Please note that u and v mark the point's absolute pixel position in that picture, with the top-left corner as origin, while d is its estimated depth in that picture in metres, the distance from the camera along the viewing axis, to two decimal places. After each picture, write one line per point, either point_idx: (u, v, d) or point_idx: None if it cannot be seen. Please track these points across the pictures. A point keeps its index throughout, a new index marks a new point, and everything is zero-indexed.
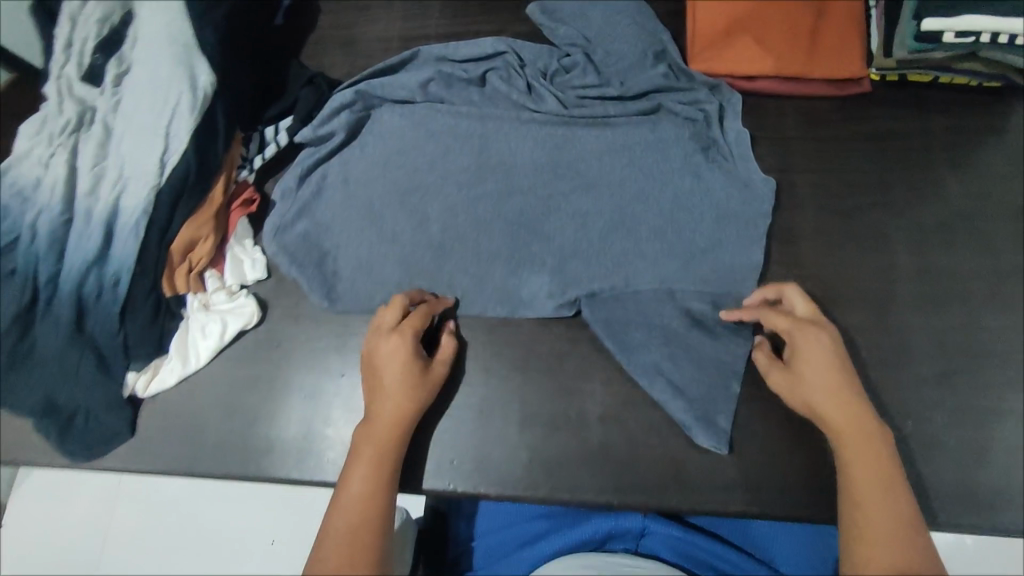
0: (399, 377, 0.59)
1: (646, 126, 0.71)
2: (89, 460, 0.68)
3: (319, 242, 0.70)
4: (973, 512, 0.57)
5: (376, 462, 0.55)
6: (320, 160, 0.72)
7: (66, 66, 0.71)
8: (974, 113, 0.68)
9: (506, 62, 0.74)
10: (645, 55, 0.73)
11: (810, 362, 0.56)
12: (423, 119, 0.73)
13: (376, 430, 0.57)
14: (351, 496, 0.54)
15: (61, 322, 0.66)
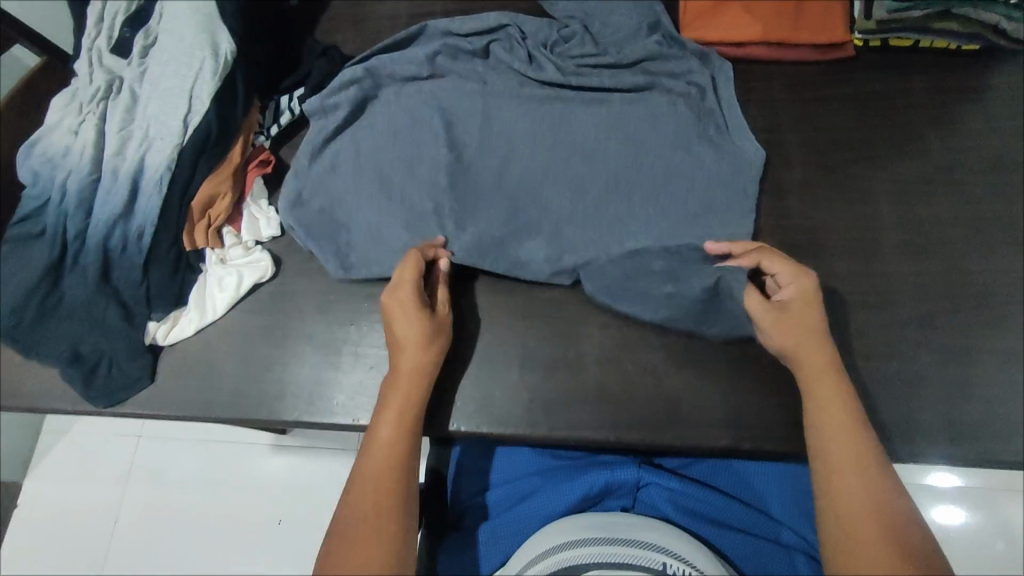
0: (413, 329, 0.61)
1: (643, 89, 0.73)
2: (110, 408, 0.71)
3: (334, 214, 0.73)
4: (956, 441, 0.59)
5: (399, 408, 0.59)
6: (331, 134, 0.74)
7: (97, 40, 0.77)
8: (952, 74, 0.72)
9: (508, 34, 0.77)
10: (640, 26, 0.76)
11: (813, 300, 0.58)
12: (430, 93, 0.75)
13: (397, 378, 0.60)
14: (377, 440, 0.57)
15: (89, 273, 0.70)
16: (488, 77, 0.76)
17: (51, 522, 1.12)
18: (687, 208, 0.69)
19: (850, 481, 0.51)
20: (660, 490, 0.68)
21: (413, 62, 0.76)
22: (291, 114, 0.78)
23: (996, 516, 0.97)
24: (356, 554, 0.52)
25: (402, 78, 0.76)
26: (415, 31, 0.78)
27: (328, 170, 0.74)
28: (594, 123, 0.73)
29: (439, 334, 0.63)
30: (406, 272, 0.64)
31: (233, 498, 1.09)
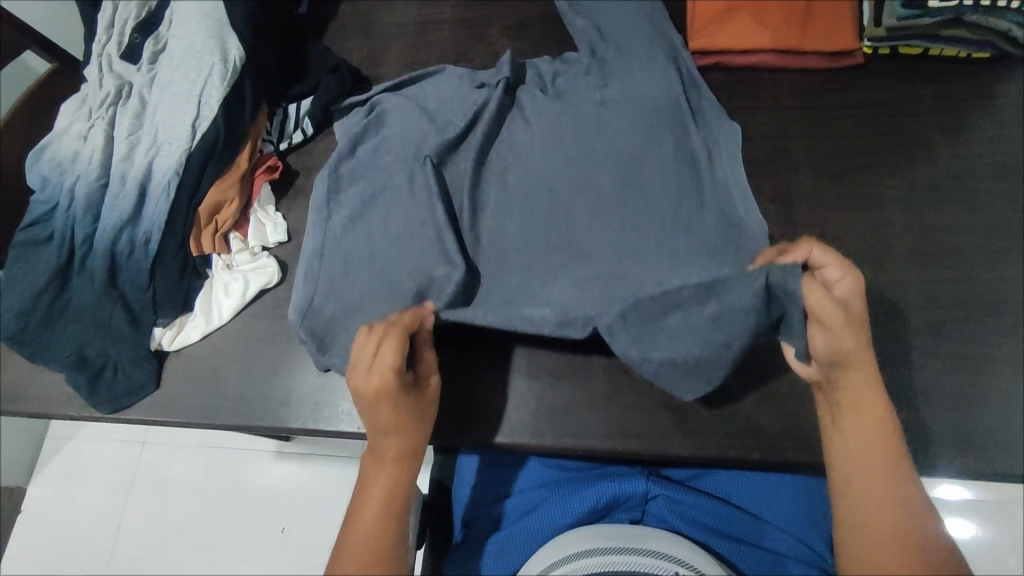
0: (392, 413, 0.57)
1: (646, 121, 0.70)
2: (114, 414, 0.71)
3: (337, 309, 0.68)
4: (971, 454, 0.58)
5: (386, 489, 0.58)
6: (326, 229, 0.72)
7: (108, 45, 0.78)
8: (963, 82, 0.71)
9: (507, 83, 0.75)
10: (652, 57, 0.74)
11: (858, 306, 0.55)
12: (414, 165, 0.72)
13: (382, 459, 0.59)
14: (365, 522, 0.57)
15: (95, 276, 0.70)
16: (492, 124, 0.73)
17: (53, 529, 1.11)
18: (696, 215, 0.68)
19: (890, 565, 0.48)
20: (668, 502, 0.67)
21: (415, 107, 0.76)
22: (302, 132, 0.79)
23: (1010, 532, 0.96)
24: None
25: (403, 122, 0.75)
26: (433, 74, 0.78)
27: (323, 229, 0.72)
28: (602, 166, 0.69)
29: (421, 414, 0.59)
30: (384, 354, 0.57)
31: (236, 506, 1.09)
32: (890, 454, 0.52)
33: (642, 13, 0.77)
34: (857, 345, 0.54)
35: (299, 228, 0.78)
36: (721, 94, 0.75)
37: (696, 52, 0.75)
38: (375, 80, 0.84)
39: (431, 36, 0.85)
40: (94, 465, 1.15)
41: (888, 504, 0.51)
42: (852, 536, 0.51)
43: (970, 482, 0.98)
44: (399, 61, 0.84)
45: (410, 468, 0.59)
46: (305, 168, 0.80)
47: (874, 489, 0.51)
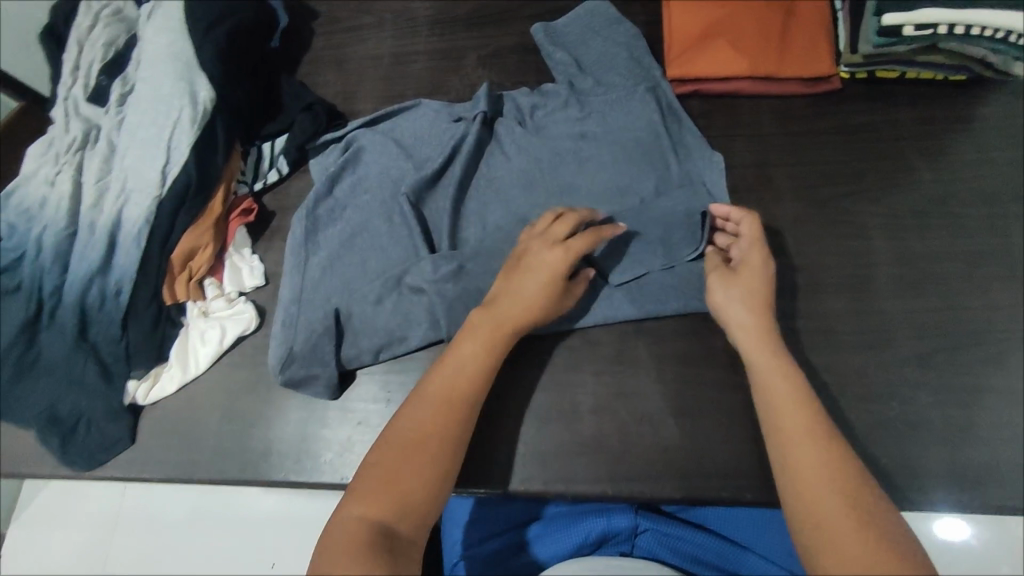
0: (536, 286, 0.60)
1: (626, 154, 0.71)
2: (88, 470, 0.68)
3: (312, 355, 0.67)
4: (962, 487, 0.58)
5: (486, 347, 0.58)
6: (299, 275, 0.71)
7: (73, 88, 0.76)
8: (940, 105, 0.71)
9: (485, 116, 0.74)
10: (634, 92, 0.73)
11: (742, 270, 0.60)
12: (391, 206, 0.72)
13: (493, 316, 0.60)
14: (456, 368, 0.57)
15: (66, 330, 0.68)
16: (470, 161, 0.72)
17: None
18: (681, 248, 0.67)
19: (818, 493, 0.47)
20: (657, 535, 0.67)
21: (392, 142, 0.75)
22: (278, 171, 0.78)
23: None
24: (392, 478, 0.51)
25: (380, 158, 0.74)
26: (410, 106, 0.77)
27: (302, 272, 0.71)
28: (582, 204, 0.70)
29: (555, 310, 0.62)
30: (574, 242, 0.61)
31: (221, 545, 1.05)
32: (801, 414, 0.51)
33: (622, 42, 0.77)
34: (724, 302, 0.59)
35: (276, 270, 0.76)
36: (701, 122, 0.74)
37: (675, 80, 0.74)
38: (351, 115, 0.82)
39: (406, 67, 0.83)
40: (73, 507, 1.11)
41: (807, 447, 0.50)
42: (785, 477, 0.49)
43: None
44: (374, 94, 0.82)
45: (516, 335, 0.60)
46: (280, 208, 0.78)
47: (793, 429, 0.51)
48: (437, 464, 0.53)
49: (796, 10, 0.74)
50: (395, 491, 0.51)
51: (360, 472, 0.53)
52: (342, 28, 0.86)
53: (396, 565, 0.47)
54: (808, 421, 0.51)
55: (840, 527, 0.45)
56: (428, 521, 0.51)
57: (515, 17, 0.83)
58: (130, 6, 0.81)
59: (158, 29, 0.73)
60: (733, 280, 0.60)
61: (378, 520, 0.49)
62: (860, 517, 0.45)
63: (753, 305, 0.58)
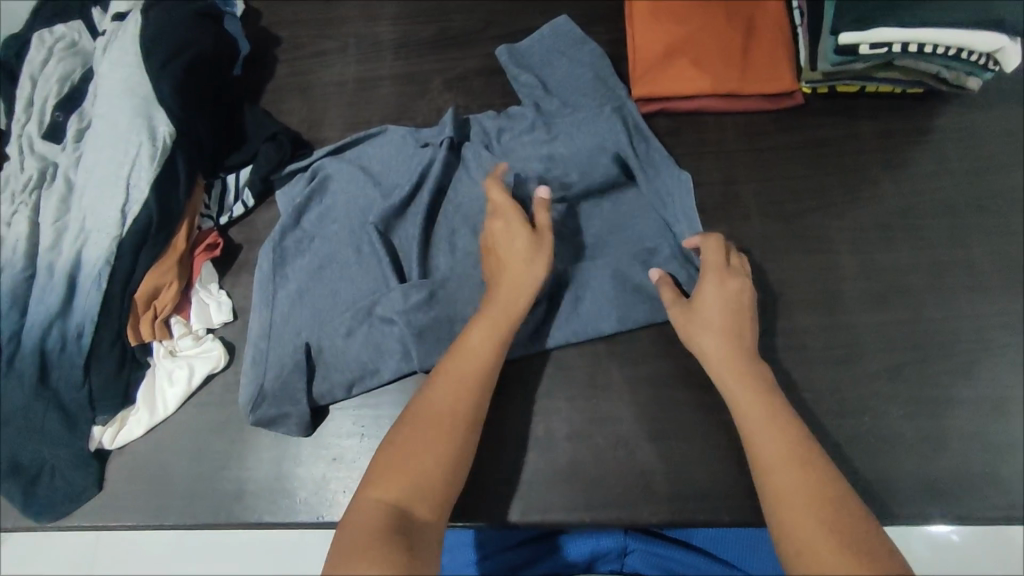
0: (519, 249, 0.63)
1: (596, 175, 0.70)
2: (53, 520, 0.66)
3: (284, 392, 0.66)
4: (933, 500, 0.59)
5: (495, 331, 0.59)
6: (267, 312, 0.70)
7: (28, 125, 0.74)
8: (900, 118, 0.72)
9: (450, 141, 0.73)
10: (600, 112, 0.73)
11: (703, 295, 0.60)
12: (360, 235, 0.71)
13: (501, 300, 0.60)
14: (467, 354, 0.58)
15: (25, 377, 0.65)
16: (438, 187, 0.71)
17: None
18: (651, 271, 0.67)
19: (796, 511, 0.48)
20: (645, 556, 0.68)
21: (359, 170, 0.74)
22: (243, 204, 0.76)
23: None
24: (410, 463, 0.51)
25: (347, 187, 0.73)
26: (375, 132, 0.76)
27: (270, 307, 0.70)
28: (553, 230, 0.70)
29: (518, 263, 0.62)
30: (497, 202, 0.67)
31: None
32: (780, 433, 0.52)
33: (587, 62, 0.77)
34: (693, 329, 0.60)
35: (245, 304, 0.74)
36: (667, 141, 0.74)
37: (641, 99, 0.74)
38: (317, 142, 0.81)
39: (372, 92, 0.82)
40: None
41: (783, 465, 0.50)
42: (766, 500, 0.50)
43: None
44: (340, 121, 0.81)
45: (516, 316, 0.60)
46: (247, 241, 0.77)
47: (771, 457, 0.51)
48: (452, 448, 0.53)
49: (757, 27, 0.75)
50: (411, 474, 0.50)
51: (375, 459, 0.52)
52: (305, 53, 0.85)
53: (416, 547, 0.46)
54: (785, 445, 0.51)
55: (823, 551, 0.45)
56: (445, 504, 0.51)
57: (480, 39, 0.83)
58: (85, 38, 0.79)
59: (113, 62, 0.71)
60: (697, 308, 0.60)
61: (397, 502, 0.49)
62: (842, 539, 0.45)
63: (724, 330, 0.58)
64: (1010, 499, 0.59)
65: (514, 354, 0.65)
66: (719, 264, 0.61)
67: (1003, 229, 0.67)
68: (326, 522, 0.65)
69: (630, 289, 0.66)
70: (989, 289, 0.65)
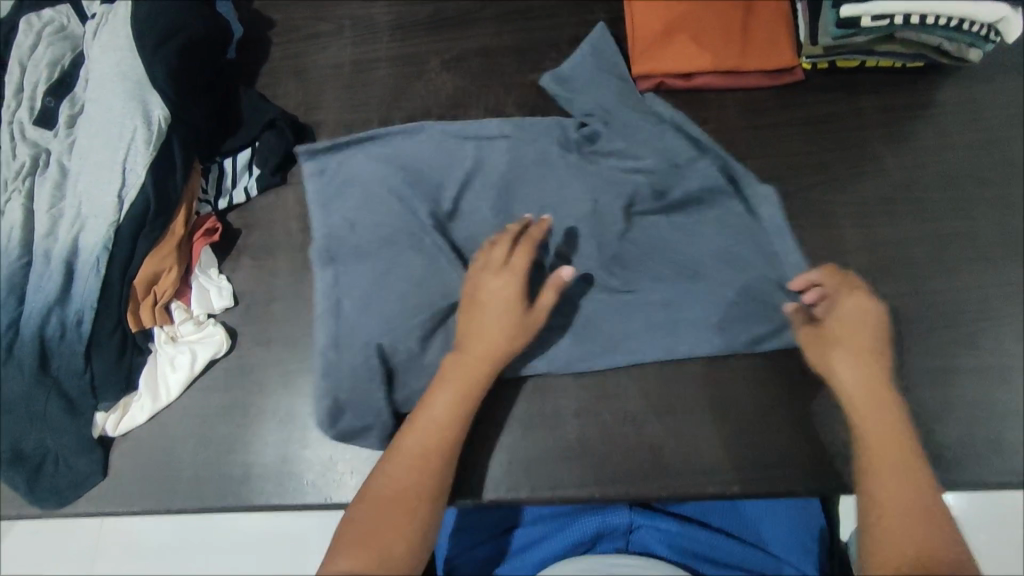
0: (503, 316, 0.60)
1: (677, 176, 0.69)
2: (58, 507, 0.66)
3: (364, 405, 0.64)
4: (939, 468, 0.60)
5: (460, 396, 0.58)
6: (332, 324, 0.66)
7: (19, 111, 0.73)
8: (901, 92, 0.72)
9: (513, 142, 0.72)
10: (645, 113, 0.71)
11: (843, 319, 0.59)
12: (427, 239, 0.68)
13: (467, 361, 0.60)
14: (433, 418, 0.58)
15: (24, 364, 0.65)
16: (507, 188, 0.70)
17: None
18: (682, 252, 0.67)
19: (898, 527, 0.49)
20: (652, 531, 0.68)
21: (415, 171, 0.71)
22: (244, 188, 0.76)
23: None
24: (377, 534, 0.51)
25: (409, 189, 0.70)
26: (411, 129, 0.72)
27: (336, 318, 0.66)
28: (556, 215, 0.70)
29: (502, 333, 0.60)
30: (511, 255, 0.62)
31: None
32: (902, 457, 0.53)
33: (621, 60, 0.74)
34: (832, 352, 0.59)
35: (245, 288, 0.73)
36: None
37: (639, 76, 0.74)
38: (315, 125, 0.80)
39: (369, 74, 0.81)
40: None
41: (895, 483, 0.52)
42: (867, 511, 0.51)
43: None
44: (337, 104, 0.80)
45: (486, 380, 0.60)
46: (246, 225, 0.76)
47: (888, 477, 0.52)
48: (413, 517, 0.53)
49: (756, 2, 0.74)
50: (379, 547, 0.51)
51: (343, 527, 0.53)
52: (300, 36, 0.84)
53: None
54: (894, 432, 0.54)
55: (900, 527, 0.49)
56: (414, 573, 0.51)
57: (477, 18, 0.82)
58: (74, 22, 0.77)
59: (104, 47, 0.70)
60: (836, 331, 0.59)
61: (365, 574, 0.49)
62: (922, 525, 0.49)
63: (863, 355, 0.58)
64: (1013, 465, 0.60)
65: None
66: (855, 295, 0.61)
67: (1005, 200, 0.68)
68: (333, 503, 0.65)
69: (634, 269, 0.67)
70: (991, 260, 0.66)
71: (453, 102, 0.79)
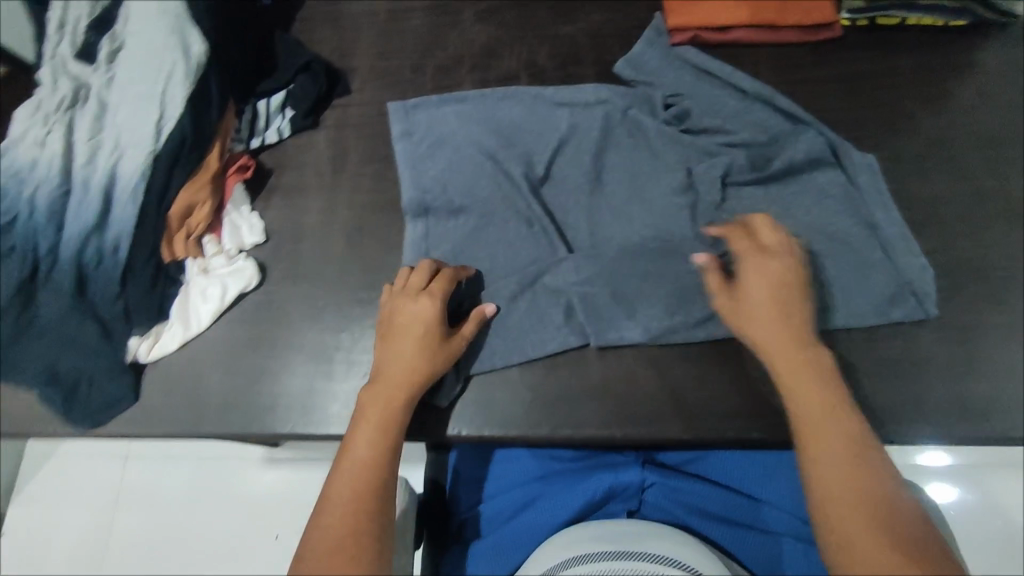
0: (419, 340, 0.60)
1: (767, 146, 0.69)
2: (91, 429, 0.68)
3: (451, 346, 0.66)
4: (966, 423, 0.59)
5: (382, 426, 0.57)
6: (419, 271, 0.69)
7: (60, 45, 0.72)
8: (943, 51, 0.71)
9: (606, 109, 0.73)
10: (728, 86, 0.72)
11: (756, 281, 0.58)
12: (513, 200, 0.70)
13: (384, 388, 0.59)
14: (356, 453, 0.56)
15: (63, 287, 0.67)
16: (595, 153, 0.71)
17: (46, 548, 1.10)
18: (710, 204, 0.68)
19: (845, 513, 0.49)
20: (665, 491, 0.68)
21: (505, 137, 0.73)
22: (277, 130, 0.77)
23: (989, 494, 0.99)
24: None
25: (505, 153, 0.72)
26: (509, 94, 0.74)
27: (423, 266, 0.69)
28: (587, 164, 0.71)
29: (424, 358, 0.59)
30: (433, 283, 0.62)
31: (228, 518, 1.08)
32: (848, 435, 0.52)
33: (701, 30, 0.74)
34: (754, 313, 0.58)
35: (277, 227, 0.74)
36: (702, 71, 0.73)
37: (675, 29, 0.74)
38: (348, 72, 0.80)
39: (403, 24, 0.81)
40: (85, 477, 1.13)
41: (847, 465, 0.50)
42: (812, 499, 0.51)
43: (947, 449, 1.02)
44: (371, 51, 0.81)
45: (410, 404, 0.59)
46: (278, 165, 0.77)
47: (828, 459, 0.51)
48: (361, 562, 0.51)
49: None
50: None
51: None
52: None
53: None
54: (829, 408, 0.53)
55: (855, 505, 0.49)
56: None
57: None
58: None
59: None
60: (750, 287, 0.58)
61: None
62: (878, 509, 0.48)
63: (783, 311, 0.57)
64: None
65: (547, 275, 0.67)
66: (779, 240, 0.61)
67: None
68: None
69: (663, 219, 0.68)
70: None
71: (486, 52, 0.79)
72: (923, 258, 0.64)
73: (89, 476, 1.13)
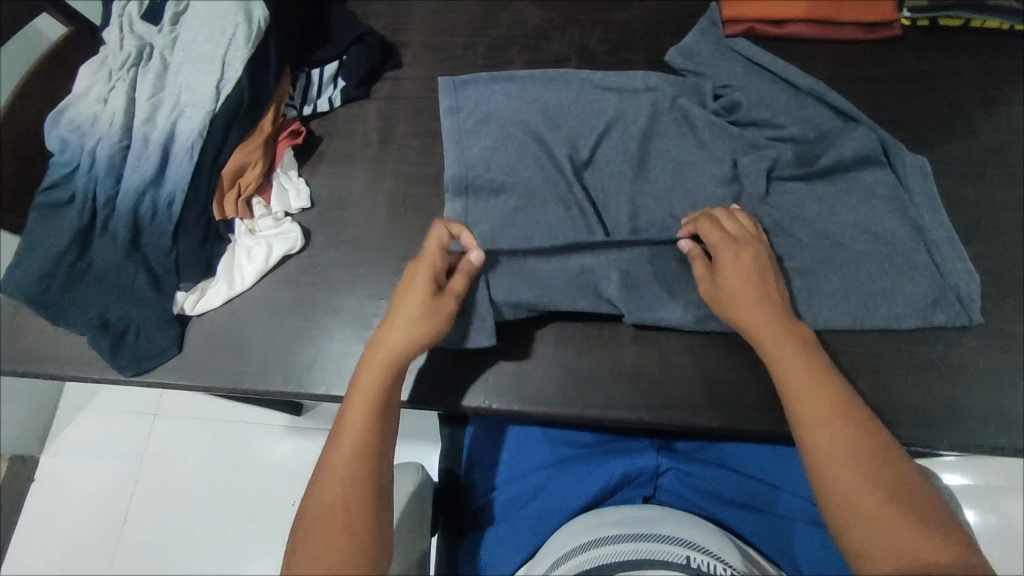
0: (413, 301, 0.57)
1: (818, 142, 0.68)
2: (137, 374, 0.70)
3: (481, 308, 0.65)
4: (1004, 431, 0.59)
5: (376, 389, 0.54)
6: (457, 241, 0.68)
7: (128, 5, 0.74)
8: (1002, 57, 0.71)
9: (654, 96, 0.73)
10: (781, 79, 0.71)
11: (731, 271, 0.59)
12: (557, 181, 0.70)
13: (377, 351, 0.56)
14: (352, 419, 0.53)
15: (118, 238, 0.69)
16: (642, 139, 0.71)
17: (74, 496, 1.13)
18: (756, 196, 0.67)
19: (861, 503, 0.46)
20: (679, 476, 0.67)
21: (552, 118, 0.73)
22: (329, 98, 0.78)
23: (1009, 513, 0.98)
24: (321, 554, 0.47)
25: (553, 132, 0.72)
26: (558, 77, 0.75)
27: None
28: (633, 150, 0.71)
29: (417, 317, 0.56)
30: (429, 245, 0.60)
31: (248, 479, 1.11)
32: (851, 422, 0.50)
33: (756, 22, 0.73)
34: (738, 300, 0.58)
35: (323, 193, 0.76)
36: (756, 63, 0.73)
37: (730, 20, 0.74)
38: (400, 46, 0.81)
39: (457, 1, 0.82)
40: (115, 431, 1.16)
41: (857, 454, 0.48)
42: (825, 494, 0.48)
43: (970, 467, 1.01)
44: (423, 27, 0.82)
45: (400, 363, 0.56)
46: (328, 134, 0.79)
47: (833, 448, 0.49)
48: (360, 531, 0.49)
49: None
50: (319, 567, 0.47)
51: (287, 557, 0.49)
52: None
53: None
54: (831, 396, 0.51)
55: (860, 501, 0.46)
56: None
57: None
58: None
59: None
60: (730, 274, 0.59)
61: None
62: (894, 500, 0.46)
63: (760, 295, 0.57)
64: None
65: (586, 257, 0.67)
66: (745, 228, 0.62)
67: None
68: None
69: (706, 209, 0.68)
70: None
71: (539, 34, 0.79)
72: (968, 263, 0.63)
73: (119, 429, 1.16)
